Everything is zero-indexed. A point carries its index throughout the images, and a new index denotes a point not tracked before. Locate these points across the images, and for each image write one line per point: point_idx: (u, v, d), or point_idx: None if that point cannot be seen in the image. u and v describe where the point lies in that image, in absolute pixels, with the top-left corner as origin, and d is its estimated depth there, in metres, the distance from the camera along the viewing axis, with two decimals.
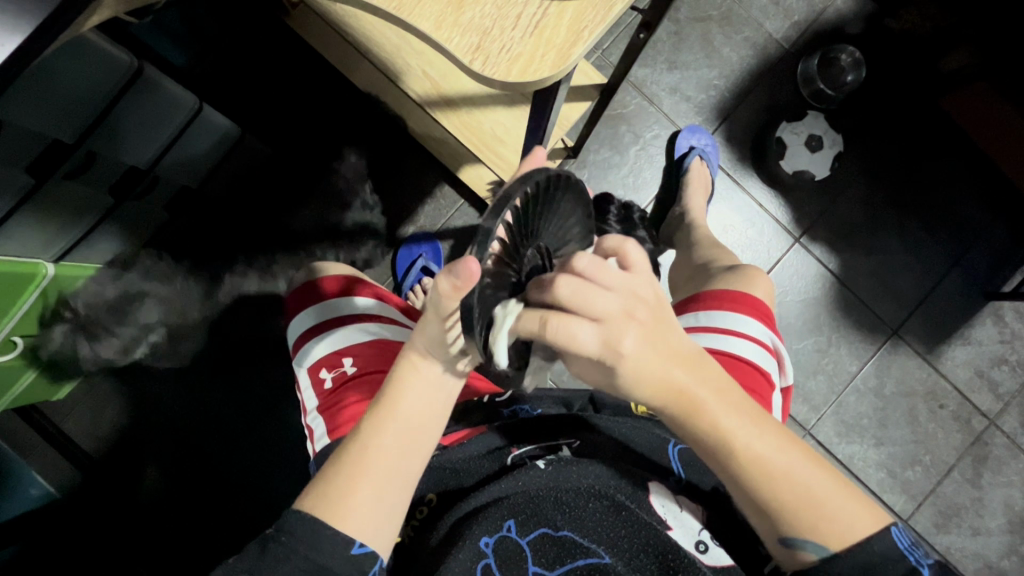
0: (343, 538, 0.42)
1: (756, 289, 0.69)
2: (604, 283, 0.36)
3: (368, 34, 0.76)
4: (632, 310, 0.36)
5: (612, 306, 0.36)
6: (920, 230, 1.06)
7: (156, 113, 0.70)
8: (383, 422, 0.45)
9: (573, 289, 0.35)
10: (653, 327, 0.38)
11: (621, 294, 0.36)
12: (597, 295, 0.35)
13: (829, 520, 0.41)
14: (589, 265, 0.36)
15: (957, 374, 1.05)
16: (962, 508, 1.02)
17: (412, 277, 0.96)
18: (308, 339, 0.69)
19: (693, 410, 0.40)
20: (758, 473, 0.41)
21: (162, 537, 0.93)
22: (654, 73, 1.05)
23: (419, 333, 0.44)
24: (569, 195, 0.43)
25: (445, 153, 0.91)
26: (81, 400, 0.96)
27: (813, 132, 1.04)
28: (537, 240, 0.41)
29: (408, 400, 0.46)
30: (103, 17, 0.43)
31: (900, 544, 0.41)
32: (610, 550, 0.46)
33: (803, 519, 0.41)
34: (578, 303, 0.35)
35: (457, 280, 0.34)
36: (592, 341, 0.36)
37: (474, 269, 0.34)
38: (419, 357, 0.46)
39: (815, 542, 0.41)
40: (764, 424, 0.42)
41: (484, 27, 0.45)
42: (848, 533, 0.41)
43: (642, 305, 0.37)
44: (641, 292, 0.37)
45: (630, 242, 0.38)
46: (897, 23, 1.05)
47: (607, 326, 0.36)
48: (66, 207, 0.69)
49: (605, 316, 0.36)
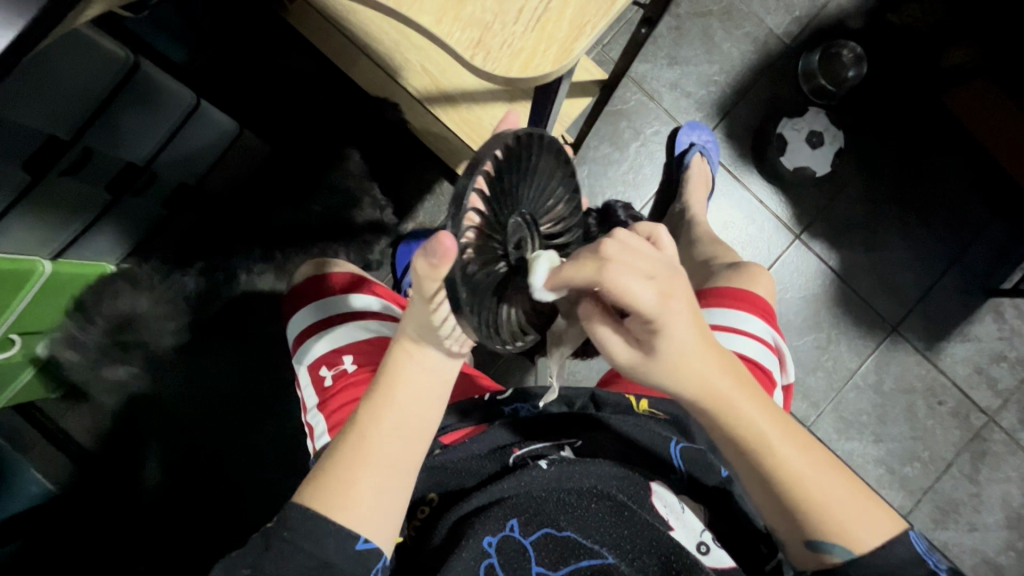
0: (347, 534, 0.41)
1: (757, 286, 0.68)
2: (650, 253, 0.37)
3: (368, 30, 0.75)
4: (674, 284, 0.38)
5: (659, 272, 0.37)
6: (920, 226, 1.06)
7: (152, 109, 0.69)
8: (379, 409, 0.45)
9: (623, 247, 0.36)
10: (691, 311, 0.39)
11: (664, 266, 0.37)
12: (642, 252, 0.37)
13: (856, 524, 0.41)
14: (632, 236, 0.38)
15: (956, 371, 1.05)
16: (960, 504, 1.02)
17: (412, 275, 0.95)
18: (309, 337, 0.69)
19: (727, 405, 0.41)
20: (788, 476, 0.41)
21: (160, 535, 0.93)
22: (654, 69, 1.05)
23: (409, 320, 0.44)
24: (544, 154, 0.43)
25: (445, 149, 0.90)
26: (80, 398, 0.96)
27: (812, 128, 1.03)
28: (516, 211, 0.41)
29: (403, 389, 0.46)
30: (98, 11, 0.43)
31: (918, 548, 0.42)
32: (613, 551, 0.46)
33: (830, 523, 0.41)
34: (633, 259, 0.36)
35: (434, 259, 0.34)
36: (647, 301, 0.36)
37: (448, 245, 0.33)
38: (410, 343, 0.46)
39: (840, 544, 0.41)
40: (791, 425, 0.43)
41: (485, 21, 0.44)
42: (875, 536, 0.41)
43: (684, 275, 0.39)
44: (678, 271, 0.39)
45: (662, 228, 0.41)
46: (897, 19, 1.05)
47: (657, 292, 0.37)
48: (58, 204, 0.67)
49: (654, 273, 0.37)
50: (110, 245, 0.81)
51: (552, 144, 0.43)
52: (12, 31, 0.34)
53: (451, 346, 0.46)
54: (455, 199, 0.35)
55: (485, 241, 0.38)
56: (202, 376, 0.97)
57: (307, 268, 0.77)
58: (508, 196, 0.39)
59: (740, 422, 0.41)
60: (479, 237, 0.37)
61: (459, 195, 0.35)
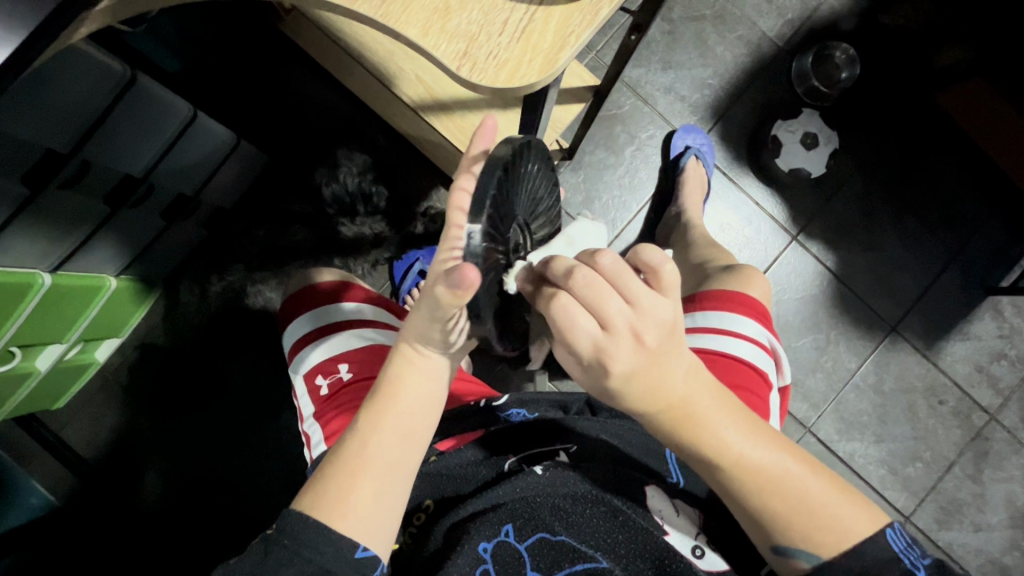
0: (346, 544, 0.41)
1: (751, 288, 0.69)
2: (618, 294, 0.36)
3: (363, 41, 0.77)
4: (638, 337, 0.36)
5: (620, 318, 0.36)
6: (917, 225, 1.06)
7: (146, 122, 0.69)
8: (380, 415, 0.45)
9: (587, 282, 0.36)
10: (656, 357, 0.37)
11: (630, 313, 0.36)
12: (608, 299, 0.35)
13: (823, 526, 0.40)
14: (605, 273, 0.36)
15: (956, 370, 1.05)
16: (963, 504, 1.02)
17: (410, 282, 0.95)
18: (304, 346, 0.70)
19: (687, 416, 0.41)
20: (754, 481, 0.41)
21: (161, 544, 0.93)
22: (648, 73, 1.05)
23: (411, 328, 0.45)
24: (536, 156, 0.47)
25: (440, 155, 0.89)
26: (82, 408, 0.96)
27: (807, 130, 1.04)
28: (516, 217, 0.44)
29: (404, 400, 0.46)
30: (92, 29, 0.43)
31: (893, 546, 0.40)
32: (607, 555, 0.47)
33: (797, 528, 0.41)
34: (590, 300, 0.36)
35: (457, 287, 0.37)
36: (586, 341, 0.36)
37: (471, 278, 0.36)
38: (413, 352, 0.46)
39: (804, 547, 0.40)
40: (762, 432, 0.42)
41: (471, 32, 0.45)
42: (844, 539, 0.40)
43: (647, 335, 0.36)
44: (653, 318, 0.36)
45: (669, 265, 0.36)
46: (890, 20, 1.05)
47: (609, 336, 0.36)
48: (58, 216, 0.68)
49: (610, 321, 0.36)
50: (113, 256, 0.82)
51: (539, 151, 0.47)
52: (6, 51, 0.34)
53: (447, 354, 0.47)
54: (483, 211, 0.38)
55: (494, 243, 0.40)
56: (203, 384, 0.97)
57: (298, 280, 0.78)
58: (511, 203, 0.43)
59: (694, 437, 0.41)
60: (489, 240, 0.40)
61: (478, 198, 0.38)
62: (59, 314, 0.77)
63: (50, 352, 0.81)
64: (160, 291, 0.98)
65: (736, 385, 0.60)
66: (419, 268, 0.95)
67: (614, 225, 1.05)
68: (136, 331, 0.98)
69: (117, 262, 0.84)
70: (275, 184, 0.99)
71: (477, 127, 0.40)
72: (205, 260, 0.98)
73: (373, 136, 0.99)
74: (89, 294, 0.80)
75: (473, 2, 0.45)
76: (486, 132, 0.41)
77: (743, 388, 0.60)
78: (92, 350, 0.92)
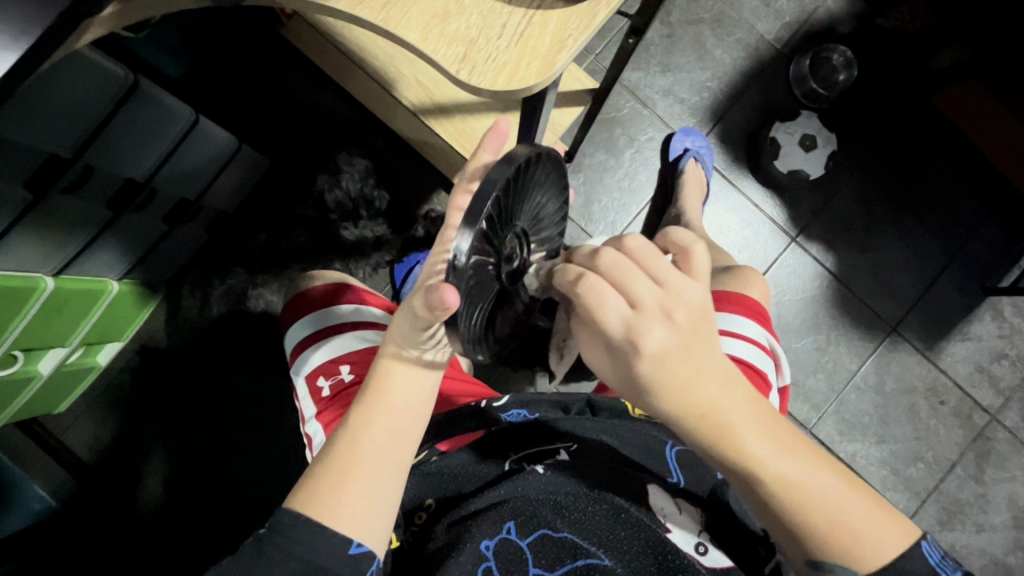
0: (338, 539, 0.41)
1: (750, 289, 0.69)
2: (646, 275, 0.39)
3: (363, 46, 0.77)
4: (668, 314, 0.39)
5: (650, 296, 0.38)
6: (916, 226, 1.06)
7: (149, 127, 0.69)
8: (369, 412, 0.46)
9: (617, 262, 0.39)
10: (683, 341, 0.39)
11: (659, 291, 0.39)
12: (637, 276, 0.38)
13: (861, 539, 0.39)
14: (639, 252, 0.39)
15: (957, 370, 1.05)
16: (966, 505, 1.02)
17: (411, 285, 0.96)
18: (306, 347, 0.70)
19: (725, 422, 0.40)
20: (788, 495, 0.40)
21: (163, 548, 0.93)
22: (647, 77, 1.06)
23: (397, 330, 0.46)
24: (546, 169, 0.46)
25: (440, 158, 0.89)
26: (84, 412, 0.97)
27: (806, 132, 1.03)
28: (512, 223, 0.44)
29: (390, 399, 0.46)
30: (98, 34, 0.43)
31: (931, 559, 0.40)
32: (610, 552, 0.46)
33: (835, 542, 0.39)
34: (622, 278, 0.38)
35: (436, 308, 0.37)
36: (618, 318, 0.38)
37: (451, 301, 0.36)
38: (400, 353, 0.47)
39: (845, 564, 0.39)
40: (798, 440, 0.42)
41: (470, 36, 0.45)
42: (881, 552, 0.39)
43: (677, 310, 0.39)
44: (681, 296, 0.39)
45: (696, 249, 0.41)
46: (886, 23, 1.06)
47: (637, 312, 0.38)
48: (62, 220, 0.69)
49: (638, 299, 0.38)
50: (115, 260, 0.82)
51: (551, 160, 0.46)
52: (13, 56, 0.34)
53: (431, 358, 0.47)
54: (474, 215, 0.37)
55: (485, 252, 0.40)
56: (204, 388, 0.98)
57: (300, 282, 0.79)
58: (509, 211, 0.42)
59: (736, 449, 0.40)
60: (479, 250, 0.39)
61: (474, 210, 0.38)
62: (62, 318, 0.77)
63: (52, 356, 0.82)
64: (161, 296, 0.98)
65: None
66: (419, 271, 0.96)
67: (614, 226, 1.05)
68: (138, 335, 0.98)
69: (119, 266, 0.84)
70: (276, 188, 0.99)
71: (488, 132, 0.43)
72: (207, 264, 0.99)
73: (374, 140, 1.00)
74: (91, 297, 0.81)
75: (471, 7, 0.45)
76: (498, 135, 0.43)
77: None
78: (93, 354, 0.92)
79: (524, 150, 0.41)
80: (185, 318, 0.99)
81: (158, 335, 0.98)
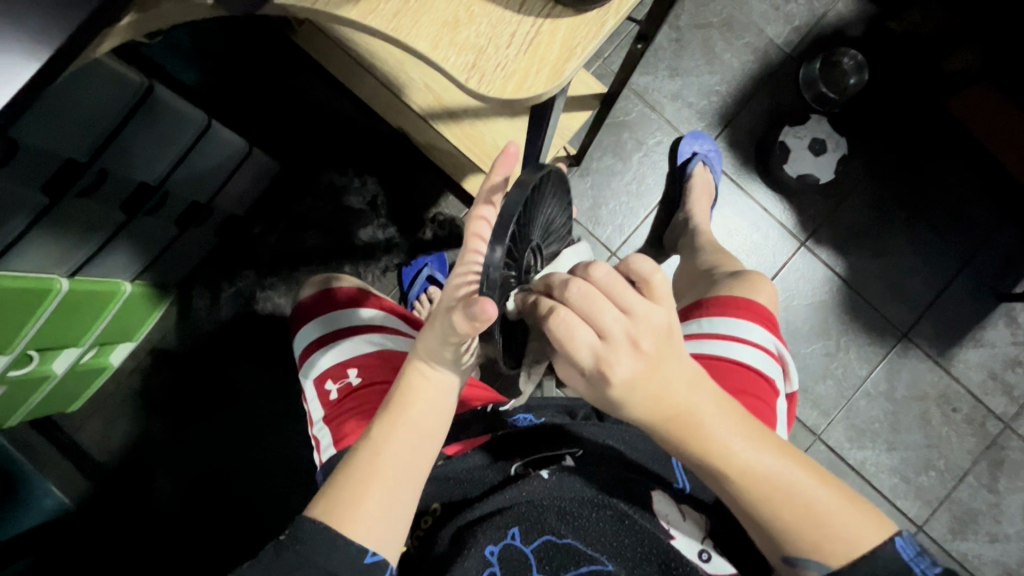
0: (355, 549, 0.42)
1: (757, 294, 0.68)
2: (614, 303, 0.37)
3: (371, 48, 0.76)
4: (634, 343, 0.38)
5: (618, 326, 0.37)
6: (928, 232, 1.05)
7: (162, 132, 0.70)
8: (392, 423, 0.46)
9: (582, 292, 0.37)
10: (654, 364, 0.38)
11: (626, 319, 0.37)
12: (603, 307, 0.37)
13: (833, 532, 0.39)
14: (603, 282, 0.38)
15: (970, 377, 1.03)
16: (979, 514, 1.01)
17: (418, 287, 0.97)
18: (314, 351, 0.71)
19: (691, 430, 0.40)
20: (755, 489, 0.41)
21: (173, 546, 0.94)
22: (655, 81, 1.06)
23: (423, 342, 0.46)
24: (552, 185, 0.48)
25: (448, 162, 0.90)
26: (96, 411, 0.98)
27: (816, 136, 1.03)
28: (529, 239, 0.46)
29: (416, 412, 0.47)
30: (115, 43, 0.43)
31: (904, 555, 0.39)
32: (614, 559, 0.47)
33: (806, 536, 0.40)
34: (589, 309, 0.37)
35: (475, 318, 0.38)
36: (588, 349, 0.38)
37: (490, 312, 0.37)
38: (426, 366, 0.47)
39: (817, 559, 0.40)
40: (764, 437, 0.42)
41: (479, 45, 0.46)
42: (854, 547, 0.39)
43: (647, 337, 0.38)
44: (648, 324, 0.38)
45: (656, 273, 0.38)
46: (898, 25, 1.04)
47: (608, 343, 0.37)
48: (77, 223, 0.70)
49: (608, 330, 0.37)
50: (128, 262, 0.84)
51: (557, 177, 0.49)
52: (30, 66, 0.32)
53: (460, 370, 0.48)
54: (500, 226, 0.39)
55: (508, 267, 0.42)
56: (215, 388, 0.99)
57: (312, 285, 0.79)
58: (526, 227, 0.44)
59: (700, 452, 0.41)
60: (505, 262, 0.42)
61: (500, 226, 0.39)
62: (76, 318, 0.78)
63: (66, 355, 0.83)
64: (172, 298, 0.99)
65: (742, 392, 0.60)
66: (427, 273, 0.98)
67: (621, 230, 1.05)
68: (150, 336, 0.99)
69: (132, 267, 0.86)
70: (287, 192, 1.00)
71: (500, 157, 0.42)
72: (218, 265, 1.00)
73: (383, 144, 1.01)
74: (105, 298, 0.82)
75: (481, 16, 0.46)
76: (508, 162, 0.42)
77: (749, 394, 0.60)
78: (106, 354, 0.94)
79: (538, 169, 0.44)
80: (196, 318, 1.00)
81: (169, 337, 1.00)
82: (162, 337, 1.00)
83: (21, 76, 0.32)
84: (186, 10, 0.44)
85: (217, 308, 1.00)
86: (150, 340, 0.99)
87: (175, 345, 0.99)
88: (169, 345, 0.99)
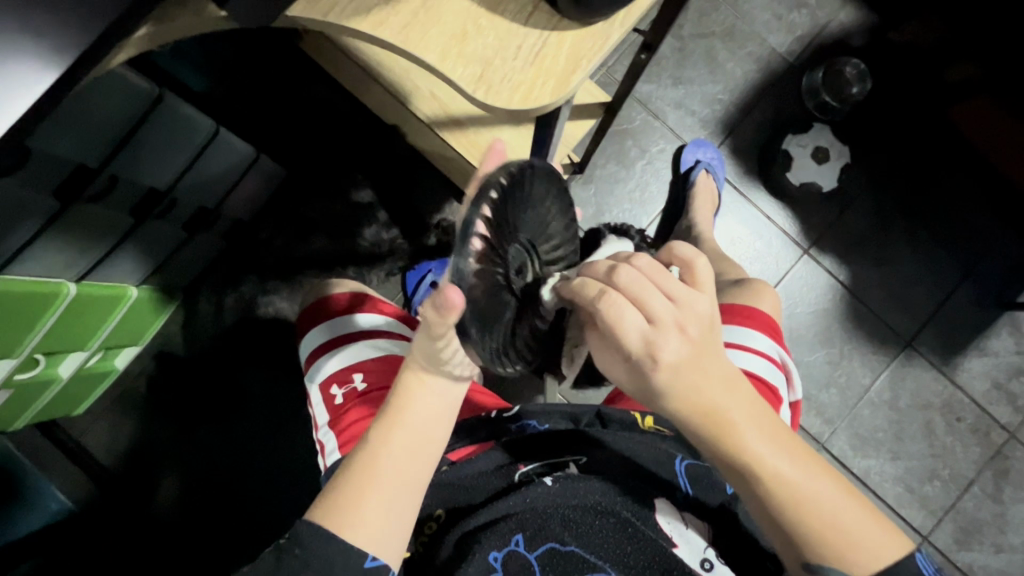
0: (355, 554, 0.42)
1: (762, 303, 0.69)
2: (662, 290, 0.39)
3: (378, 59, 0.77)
4: (680, 327, 0.39)
5: (665, 312, 0.39)
6: (931, 241, 1.05)
7: (172, 139, 0.71)
8: (390, 429, 0.46)
9: (632, 276, 0.39)
10: (696, 353, 0.40)
11: (674, 304, 0.39)
12: (653, 292, 0.38)
13: (857, 544, 0.39)
14: (649, 269, 0.40)
15: (974, 387, 1.03)
16: (984, 524, 1.00)
17: (422, 294, 0.97)
18: (320, 355, 0.71)
19: (725, 425, 0.41)
20: (786, 498, 0.40)
21: (175, 551, 0.94)
22: (658, 89, 1.06)
23: (418, 348, 0.46)
24: (539, 185, 0.45)
25: (452, 168, 0.91)
26: (101, 415, 0.98)
27: (818, 144, 1.05)
28: (516, 238, 0.43)
29: (412, 416, 0.47)
30: (129, 55, 0.43)
31: (925, 570, 0.40)
32: (615, 566, 0.47)
33: (830, 547, 0.39)
34: (637, 293, 0.38)
35: (442, 310, 0.38)
36: (636, 327, 0.39)
37: (454, 299, 0.37)
38: (422, 368, 0.47)
39: (838, 569, 0.39)
40: (800, 452, 0.42)
41: (486, 57, 0.46)
42: (878, 559, 0.39)
43: (694, 324, 0.40)
44: (692, 311, 0.39)
45: (700, 260, 0.42)
46: (899, 36, 1.06)
47: (654, 326, 0.39)
48: (85, 228, 0.70)
49: (656, 315, 0.39)
50: (134, 267, 0.84)
51: (545, 175, 0.46)
52: (51, 77, 0.31)
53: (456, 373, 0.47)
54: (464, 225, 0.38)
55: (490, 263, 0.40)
56: (219, 393, 0.99)
57: (315, 291, 0.79)
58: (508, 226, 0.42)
59: (735, 448, 0.41)
60: (484, 259, 0.39)
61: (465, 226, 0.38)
62: (82, 322, 0.79)
63: (72, 360, 0.83)
64: (177, 302, 1.00)
65: None
66: (430, 279, 0.97)
67: None
68: (154, 340, 1.00)
69: (138, 272, 0.86)
70: (292, 198, 1.01)
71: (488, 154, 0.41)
72: (223, 271, 1.01)
73: (387, 150, 1.01)
74: (112, 302, 0.82)
75: (489, 29, 0.46)
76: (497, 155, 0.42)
77: None
78: (111, 358, 0.94)
79: (513, 165, 0.42)
80: (200, 323, 1.00)
81: (174, 341, 1.00)
82: (166, 341, 1.00)
83: (43, 85, 0.31)
84: (200, 23, 0.45)
85: (221, 312, 1.00)
86: (154, 344, 1.00)
87: (179, 349, 1.00)
88: (173, 349, 1.00)
